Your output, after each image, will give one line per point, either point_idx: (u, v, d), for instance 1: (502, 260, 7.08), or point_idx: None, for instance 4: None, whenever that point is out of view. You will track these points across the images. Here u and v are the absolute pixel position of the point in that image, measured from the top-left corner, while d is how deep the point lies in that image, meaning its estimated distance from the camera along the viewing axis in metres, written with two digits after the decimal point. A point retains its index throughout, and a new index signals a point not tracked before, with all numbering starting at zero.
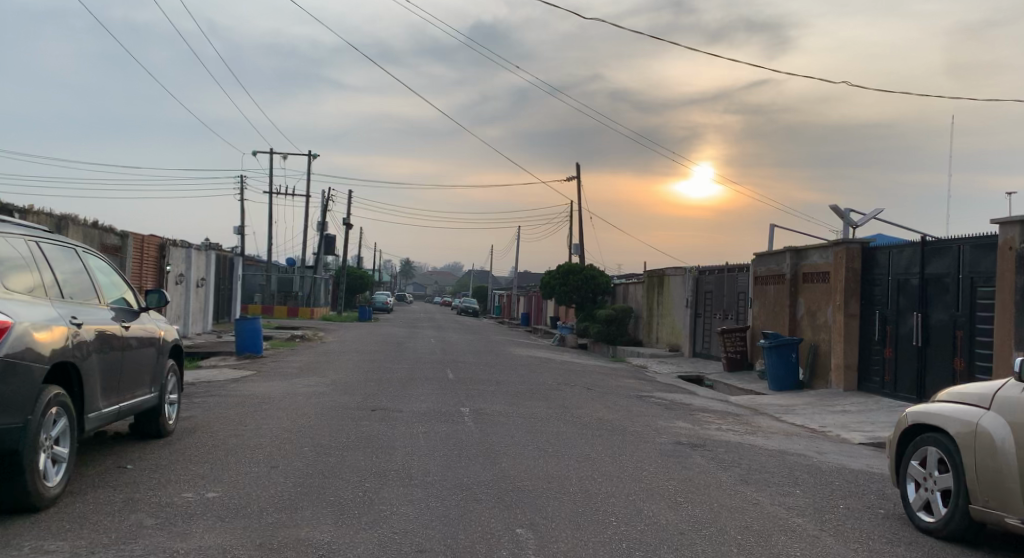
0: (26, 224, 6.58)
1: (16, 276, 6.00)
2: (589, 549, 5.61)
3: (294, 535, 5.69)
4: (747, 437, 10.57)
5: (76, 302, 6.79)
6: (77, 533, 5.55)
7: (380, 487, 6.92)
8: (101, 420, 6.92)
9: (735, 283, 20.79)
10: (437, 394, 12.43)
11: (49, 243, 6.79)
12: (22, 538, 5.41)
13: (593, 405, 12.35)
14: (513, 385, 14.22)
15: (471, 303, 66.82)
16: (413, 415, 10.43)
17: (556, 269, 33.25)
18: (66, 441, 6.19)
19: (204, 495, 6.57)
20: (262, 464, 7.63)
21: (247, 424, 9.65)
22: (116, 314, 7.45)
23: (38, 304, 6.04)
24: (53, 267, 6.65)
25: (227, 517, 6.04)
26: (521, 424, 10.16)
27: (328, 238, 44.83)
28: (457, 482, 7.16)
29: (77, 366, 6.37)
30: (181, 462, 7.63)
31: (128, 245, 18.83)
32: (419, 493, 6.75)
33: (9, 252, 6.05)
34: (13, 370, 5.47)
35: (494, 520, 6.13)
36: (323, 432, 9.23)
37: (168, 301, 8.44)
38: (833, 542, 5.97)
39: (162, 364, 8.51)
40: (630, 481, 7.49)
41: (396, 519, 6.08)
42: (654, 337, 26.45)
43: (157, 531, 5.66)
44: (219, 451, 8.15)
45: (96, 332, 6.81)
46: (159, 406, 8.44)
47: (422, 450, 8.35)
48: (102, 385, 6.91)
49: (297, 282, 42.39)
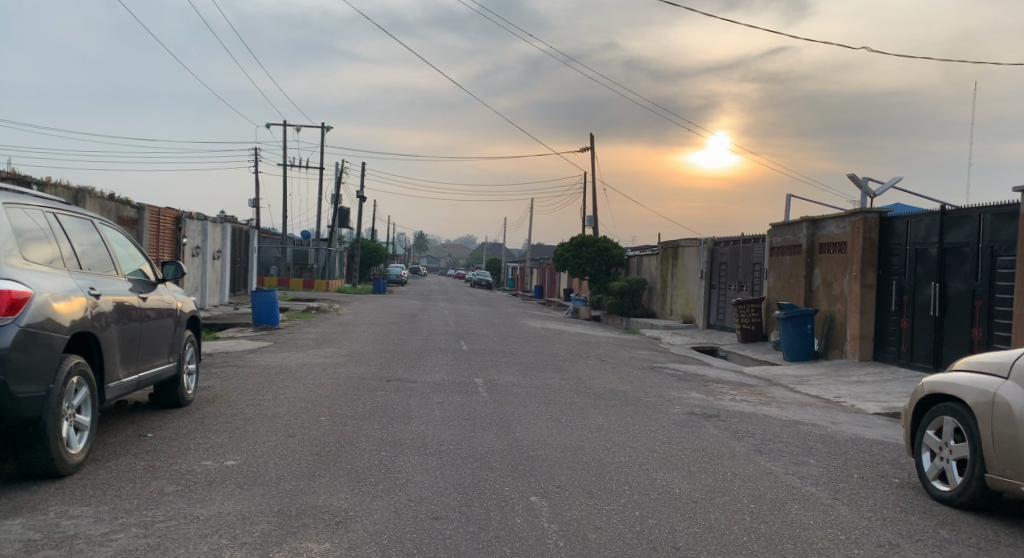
0: (45, 196, 6.64)
1: (35, 248, 6.05)
2: (602, 517, 5.66)
3: (311, 502, 5.78)
4: (760, 407, 10.60)
5: (95, 273, 6.86)
6: (100, 499, 5.67)
7: (395, 455, 7.00)
8: (122, 391, 7.02)
9: (751, 254, 20.70)
10: (452, 366, 12.50)
11: (67, 215, 6.85)
12: (49, 503, 5.53)
13: (607, 376, 12.38)
14: (527, 356, 14.31)
15: (484, 274, 66.88)
16: (428, 386, 10.52)
17: (569, 241, 33.19)
18: (88, 410, 6.28)
19: (223, 463, 6.68)
20: (279, 433, 7.72)
21: (265, 394, 9.77)
22: (134, 286, 7.52)
23: (57, 275, 6.10)
24: (72, 239, 6.71)
25: (246, 485, 6.13)
26: (534, 394, 10.22)
27: (343, 210, 44.97)
28: (470, 450, 7.23)
29: (97, 336, 6.44)
30: (200, 431, 7.74)
31: (146, 217, 19.01)
32: (435, 462, 6.83)
33: (27, 224, 6.10)
34: (34, 340, 5.54)
35: (509, 488, 6.20)
36: (339, 401, 9.33)
37: (186, 272, 8.50)
38: (846, 511, 6.00)
39: (180, 335, 8.62)
40: (644, 450, 7.54)
41: (411, 487, 6.14)
42: (668, 310, 26.39)
43: (178, 498, 5.76)
44: (237, 420, 8.25)
45: (115, 303, 6.88)
46: (177, 376, 8.55)
47: (436, 419, 8.43)
48: (122, 354, 6.99)
49: (313, 255, 42.53)
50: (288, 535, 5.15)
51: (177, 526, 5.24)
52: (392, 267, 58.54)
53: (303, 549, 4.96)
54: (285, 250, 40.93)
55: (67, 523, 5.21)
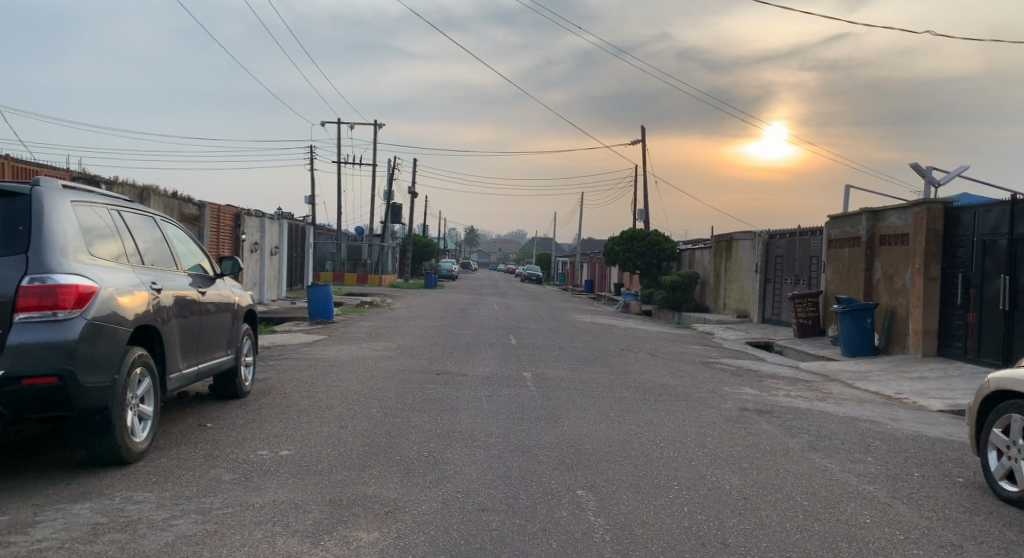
0: (111, 194, 6.88)
1: (102, 244, 6.27)
2: (650, 512, 5.69)
3: (362, 492, 5.91)
4: (816, 403, 10.48)
5: (157, 269, 7.10)
6: (162, 486, 5.88)
7: (443, 447, 7.11)
8: (183, 382, 7.26)
9: (808, 246, 20.40)
10: (501, 359, 12.59)
11: (131, 213, 7.09)
12: (115, 488, 5.77)
13: (658, 371, 12.37)
14: (577, 350, 14.33)
15: (534, 269, 66.94)
16: (477, 379, 10.63)
17: (620, 234, 33.04)
18: (151, 400, 6.53)
19: (278, 453, 6.87)
20: (332, 424, 7.90)
21: (318, 385, 9.99)
22: (193, 281, 7.76)
23: (121, 271, 6.32)
24: (135, 236, 6.94)
25: (300, 474, 6.30)
26: (584, 389, 10.25)
27: (395, 205, 45.46)
28: (517, 444, 7.31)
29: (158, 329, 6.66)
30: (256, 422, 7.96)
31: (207, 214, 19.50)
32: (482, 454, 6.92)
33: (93, 221, 6.32)
34: (100, 333, 5.74)
35: (556, 482, 6.25)
36: (390, 394, 9.48)
37: (243, 267, 8.71)
38: (905, 510, 5.93)
39: (238, 328, 8.86)
40: (695, 446, 7.53)
41: (460, 478, 6.25)
42: (722, 304, 26.14)
43: (235, 486, 5.95)
44: (292, 411, 8.45)
45: (175, 298, 7.11)
46: (235, 368, 8.80)
47: (485, 412, 8.53)
48: (182, 347, 7.22)
49: (366, 251, 43.16)
50: (339, 524, 5.29)
51: (234, 514, 5.41)
52: (443, 261, 58.91)
53: (353, 538, 5.08)
54: (340, 246, 41.50)
55: (131, 508, 5.42)
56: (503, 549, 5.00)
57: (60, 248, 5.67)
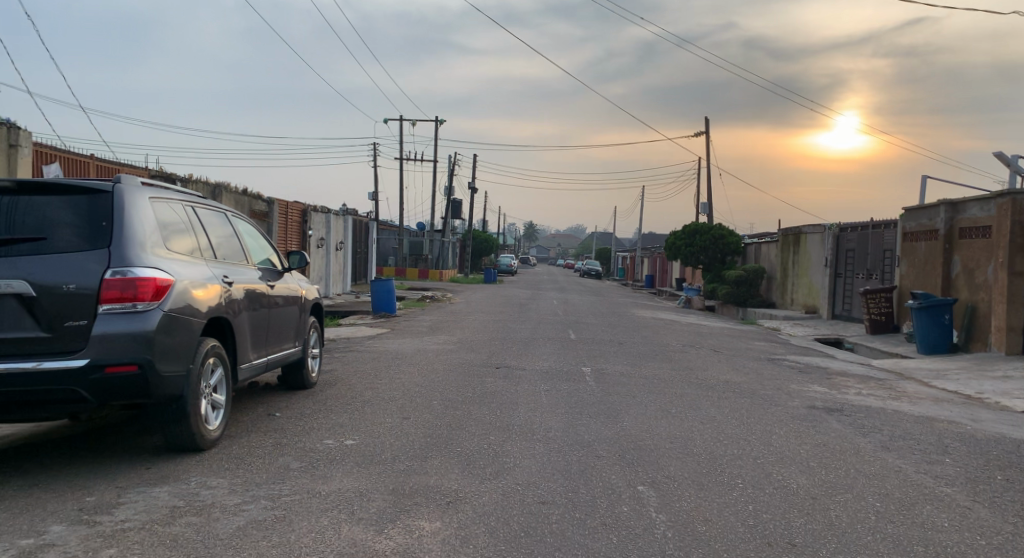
0: (186, 191, 7.14)
1: (177, 239, 6.52)
2: (714, 509, 5.69)
3: (423, 482, 6.04)
4: (890, 402, 10.27)
5: (229, 263, 7.34)
6: (234, 472, 6.10)
7: (503, 440, 7.20)
8: (253, 372, 7.50)
9: (881, 240, 19.95)
10: (560, 354, 12.64)
11: (205, 209, 7.35)
12: (191, 473, 6.00)
13: (722, 367, 12.26)
14: (638, 345, 14.31)
15: (594, 264, 66.72)
16: (536, 373, 10.70)
17: (682, 228, 32.75)
18: (224, 390, 6.76)
19: (343, 442, 7.05)
20: (394, 415, 8.06)
21: (382, 377, 10.19)
22: (263, 275, 8.00)
23: (196, 265, 6.56)
24: (208, 231, 7.19)
25: (364, 463, 6.46)
26: (646, 385, 10.24)
27: (455, 201, 45.84)
28: (577, 438, 7.36)
29: (230, 321, 6.90)
30: (323, 412, 8.18)
31: (276, 211, 20.00)
32: (542, 448, 6.99)
33: (169, 217, 6.57)
34: (176, 324, 5.97)
35: (616, 477, 6.28)
36: (451, 387, 9.61)
37: (310, 262, 8.94)
38: (987, 514, 5.80)
39: (305, 321, 9.09)
40: (760, 444, 7.48)
41: (519, 471, 6.33)
42: (789, 299, 25.73)
43: (302, 474, 6.14)
44: (356, 403, 8.65)
45: (246, 291, 7.34)
46: (303, 359, 9.04)
47: (545, 406, 8.60)
48: (252, 338, 7.46)
49: (427, 246, 43.63)
50: (401, 513, 5.41)
51: (302, 500, 5.59)
52: (503, 256, 59.13)
53: (415, 527, 5.20)
54: (402, 241, 42.03)
55: (206, 493, 5.64)
56: (570, 542, 5.05)
57: (139, 244, 5.90)
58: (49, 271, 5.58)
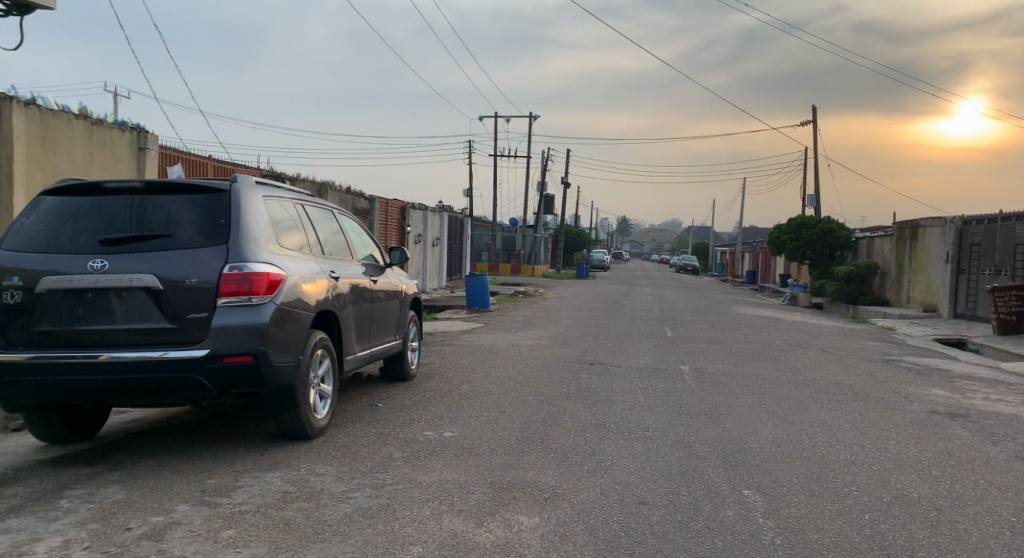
0: (296, 190, 7.44)
1: (288, 236, 6.80)
2: (825, 517, 5.57)
3: (521, 477, 6.12)
4: (1017, 408, 9.79)
5: (335, 259, 7.61)
6: (341, 460, 6.33)
7: (600, 438, 7.23)
8: (357, 364, 7.75)
9: (1012, 233, 19.02)
10: (658, 352, 12.56)
11: (313, 207, 7.63)
12: (301, 460, 6.26)
13: (832, 368, 11.93)
14: (739, 344, 14.07)
15: (691, 259, 65.74)
16: (632, 371, 10.66)
17: (788, 222, 31.95)
18: (331, 380, 7.01)
19: (442, 434, 7.21)
20: (491, 409, 8.19)
21: (478, 372, 10.35)
22: (366, 270, 8.25)
23: (306, 260, 6.83)
24: (316, 228, 7.47)
25: (462, 456, 6.60)
26: (747, 385, 10.07)
27: (549, 197, 45.95)
28: (678, 438, 7.31)
29: (336, 315, 7.15)
30: (422, 404, 8.37)
31: (377, 208, 20.51)
32: (640, 447, 6.98)
33: (281, 214, 6.86)
34: (287, 317, 6.23)
35: (721, 480, 6.22)
36: (546, 382, 9.68)
37: (409, 257, 9.17)
38: None
39: (405, 315, 9.32)
40: (875, 450, 7.26)
41: (618, 470, 6.35)
42: (905, 297, 24.79)
43: (404, 464, 6.31)
44: (454, 396, 8.82)
45: (351, 286, 7.59)
46: (403, 352, 9.27)
47: (643, 405, 8.57)
48: (357, 332, 7.70)
49: (520, 242, 43.91)
50: (500, 507, 5.51)
51: (405, 490, 5.75)
52: (597, 252, 58.92)
53: (514, 522, 5.29)
54: (495, 237, 42.42)
55: (315, 479, 5.88)
56: (678, 545, 5.04)
57: (254, 240, 6.21)
58: (174, 265, 5.88)
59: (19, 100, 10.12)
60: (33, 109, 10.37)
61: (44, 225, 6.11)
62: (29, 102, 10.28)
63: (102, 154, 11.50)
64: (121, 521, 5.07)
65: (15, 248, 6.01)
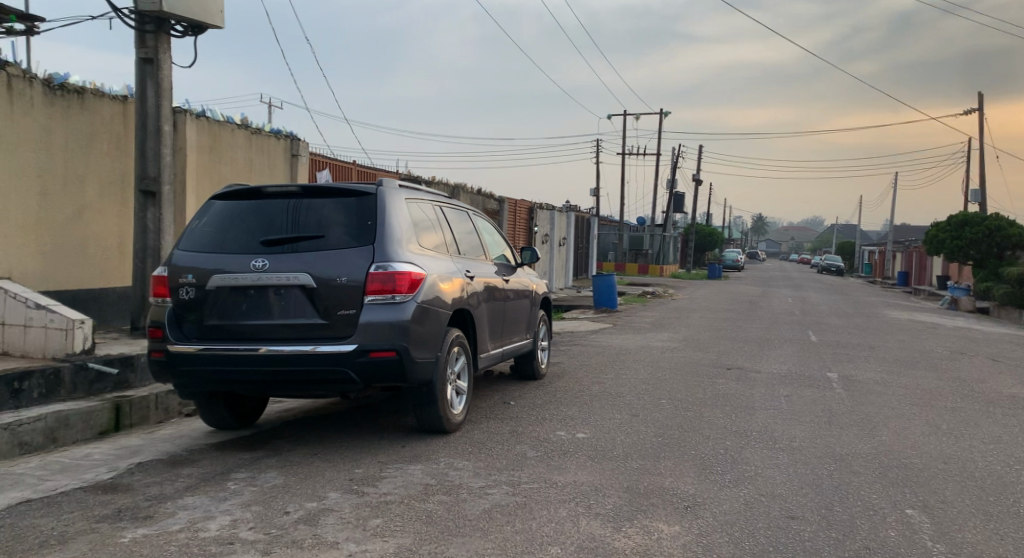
0: (433, 191, 7.62)
1: (427, 236, 6.98)
2: (1005, 544, 5.20)
3: (659, 483, 6.04)
4: None
5: (470, 258, 7.75)
6: (478, 456, 6.45)
7: (741, 446, 7.04)
8: (490, 362, 7.87)
9: None
10: (800, 357, 12.12)
11: (449, 208, 7.81)
12: (440, 454, 6.42)
13: (998, 379, 11.16)
14: (888, 351, 13.38)
15: (834, 260, 63.06)
16: (772, 377, 10.34)
17: (948, 221, 30.12)
18: (466, 377, 7.16)
19: (575, 435, 7.22)
20: (624, 412, 8.13)
21: (609, 373, 10.30)
22: (499, 270, 8.37)
23: (443, 260, 7.00)
24: (451, 228, 7.63)
25: (596, 458, 6.58)
26: (900, 395, 9.57)
27: (679, 195, 45.20)
28: (827, 451, 7.02)
29: (471, 313, 7.28)
30: (553, 403, 8.41)
31: (505, 209, 20.76)
32: (785, 458, 6.75)
33: (420, 215, 7.05)
34: (426, 315, 6.40)
35: (881, 498, 5.92)
36: (681, 386, 9.52)
37: (540, 257, 9.24)
38: None
39: (535, 314, 9.39)
40: None
41: (763, 481, 6.16)
42: None
43: (539, 463, 6.36)
44: (585, 396, 8.81)
45: (485, 285, 7.72)
46: (533, 351, 9.34)
47: (788, 413, 8.29)
48: (490, 330, 7.82)
49: (648, 241, 43.42)
50: (638, 513, 5.46)
51: (541, 490, 5.79)
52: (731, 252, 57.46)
53: (653, 528, 5.23)
54: (622, 236, 42.10)
55: (454, 473, 6.01)
56: None
57: (397, 241, 6.41)
58: (325, 265, 6.14)
59: (192, 112, 10.84)
60: (204, 120, 11.10)
61: (213, 227, 6.51)
62: (200, 114, 11.01)
63: (260, 161, 12.18)
64: (280, 504, 5.36)
65: (189, 249, 6.44)
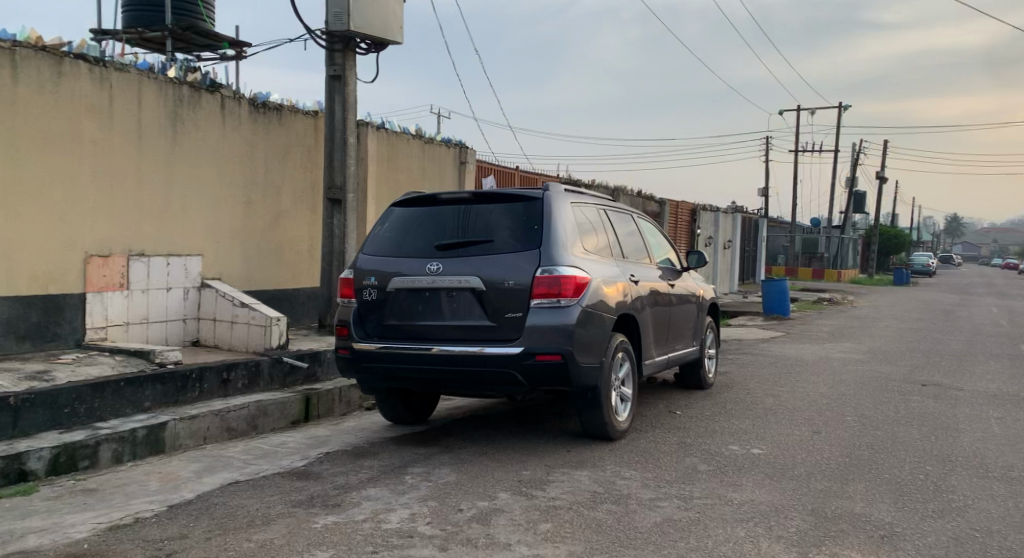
0: (597, 193, 7.41)
1: (591, 239, 6.76)
2: None
3: (849, 508, 5.52)
4: None
5: (634, 261, 7.47)
6: (646, 466, 6.15)
7: (944, 473, 6.35)
8: (655, 369, 7.54)
9: None
10: (1010, 374, 10.92)
11: (613, 211, 7.56)
12: (606, 461, 6.17)
13: None
14: None
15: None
16: (976, 396, 9.35)
17: None
18: (631, 383, 6.87)
19: (749, 450, 6.77)
20: (804, 427, 7.56)
21: (783, 385, 9.68)
22: (664, 273, 8.03)
23: (606, 263, 6.76)
24: (615, 229, 7.39)
25: (774, 476, 6.12)
26: None
27: (858, 195, 42.60)
28: None
29: (636, 318, 6.99)
30: (723, 415, 7.97)
31: (667, 211, 20.23)
32: (1000, 490, 6.00)
33: (584, 217, 6.85)
34: (590, 319, 6.17)
35: None
36: (867, 402, 8.79)
37: (708, 261, 8.82)
38: None
39: (702, 321, 8.96)
40: None
41: (975, 514, 5.49)
42: None
43: (712, 478, 5.98)
44: (758, 409, 8.29)
45: (650, 290, 7.41)
46: (699, 359, 8.92)
47: (1000, 438, 7.43)
48: (655, 336, 7.50)
49: (824, 244, 41.17)
50: (827, 539, 4.99)
51: (715, 506, 5.42)
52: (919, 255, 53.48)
53: None
54: (794, 238, 40.18)
55: (622, 483, 5.74)
56: None
57: (562, 244, 6.23)
58: (493, 268, 6.04)
59: (373, 125, 11.17)
60: (384, 132, 11.40)
61: (393, 232, 6.59)
62: (381, 127, 11.32)
63: (431, 168, 12.41)
64: (454, 501, 5.29)
65: (372, 253, 6.53)
